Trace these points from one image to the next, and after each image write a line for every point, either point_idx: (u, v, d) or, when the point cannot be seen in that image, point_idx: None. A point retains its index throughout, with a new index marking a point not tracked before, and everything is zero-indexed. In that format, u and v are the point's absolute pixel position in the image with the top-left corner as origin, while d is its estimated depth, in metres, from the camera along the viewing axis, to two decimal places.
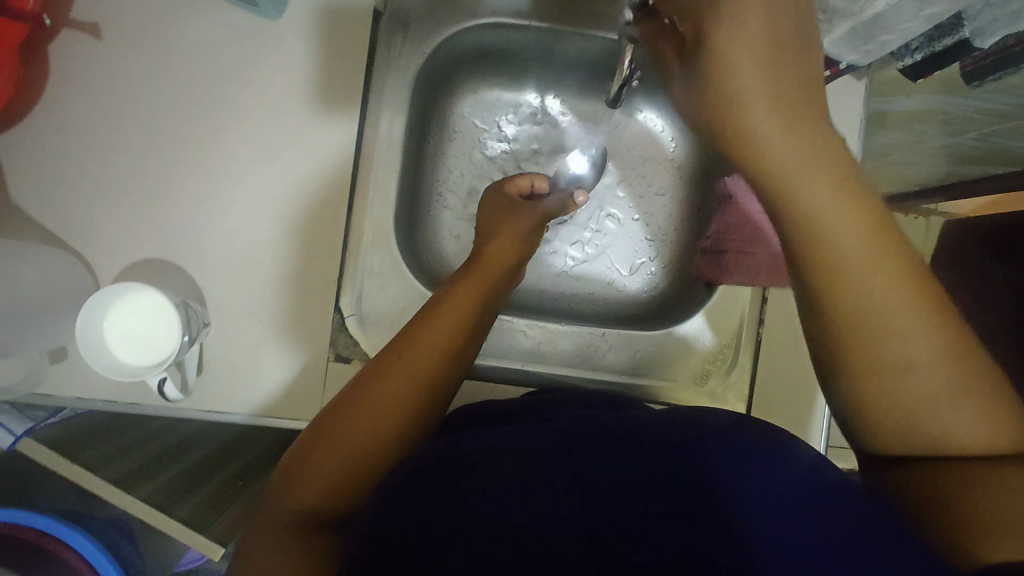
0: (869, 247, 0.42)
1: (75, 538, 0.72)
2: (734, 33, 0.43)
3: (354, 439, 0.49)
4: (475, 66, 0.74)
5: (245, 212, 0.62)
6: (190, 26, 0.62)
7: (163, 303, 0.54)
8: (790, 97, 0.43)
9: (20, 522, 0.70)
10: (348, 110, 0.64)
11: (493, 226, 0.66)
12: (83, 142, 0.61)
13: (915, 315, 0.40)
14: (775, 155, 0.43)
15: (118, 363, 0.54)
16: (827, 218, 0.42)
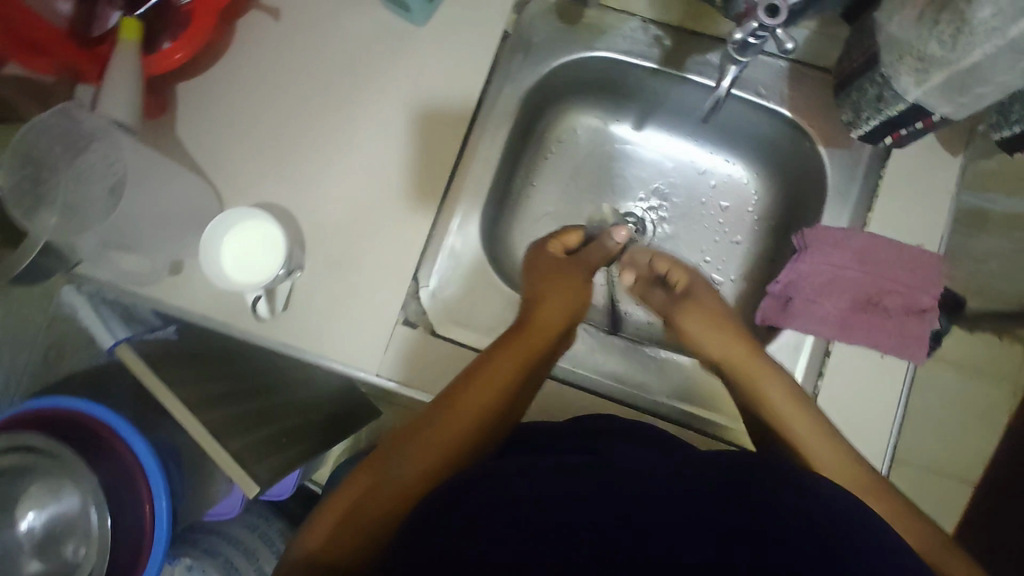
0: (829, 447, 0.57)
1: (132, 438, 0.79)
2: (689, 313, 0.69)
3: (399, 480, 0.55)
4: (580, 95, 0.81)
5: (354, 178, 0.70)
6: (346, 18, 0.73)
7: (277, 236, 0.62)
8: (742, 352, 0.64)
9: (96, 415, 0.80)
10: (461, 109, 0.71)
11: (548, 276, 0.69)
12: (239, 98, 0.72)
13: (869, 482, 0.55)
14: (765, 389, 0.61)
15: (225, 278, 0.61)
16: (784, 414, 0.59)
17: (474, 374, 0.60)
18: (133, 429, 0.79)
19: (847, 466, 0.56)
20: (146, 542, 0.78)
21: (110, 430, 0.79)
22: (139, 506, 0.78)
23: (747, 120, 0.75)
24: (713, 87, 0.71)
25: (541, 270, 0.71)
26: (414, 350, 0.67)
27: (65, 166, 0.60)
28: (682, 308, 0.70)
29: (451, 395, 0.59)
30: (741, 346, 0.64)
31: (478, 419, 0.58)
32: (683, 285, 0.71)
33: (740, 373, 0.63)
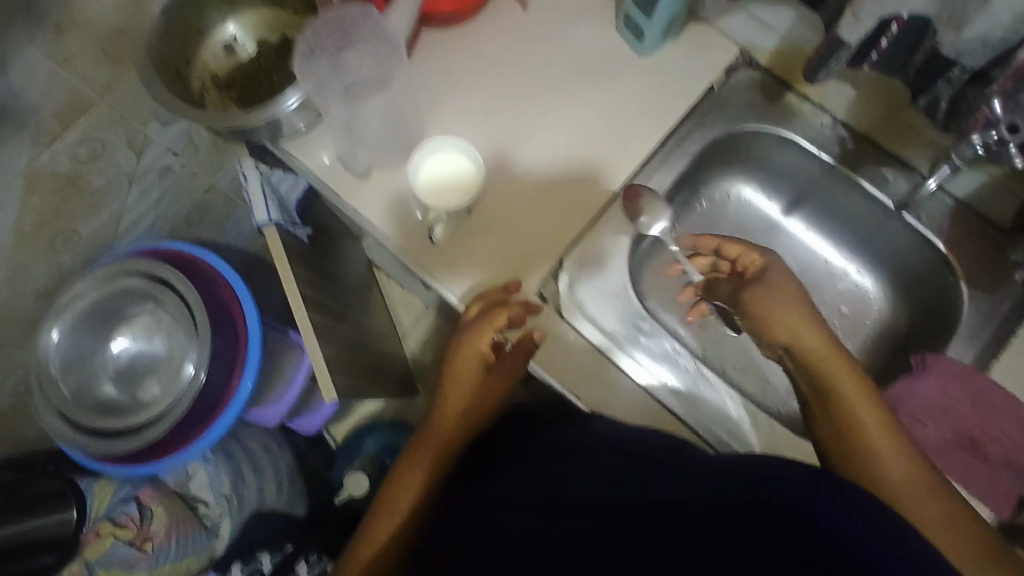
0: (874, 409, 0.56)
1: (222, 270, 0.89)
2: (769, 289, 0.61)
3: (387, 538, 0.64)
4: (745, 167, 0.86)
5: (538, 153, 0.76)
6: (583, 31, 0.80)
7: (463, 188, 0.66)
8: (805, 312, 0.59)
9: (177, 251, 0.89)
10: (650, 136, 0.77)
11: (463, 359, 0.67)
12: (466, 56, 0.79)
13: (898, 450, 0.54)
14: (809, 338, 0.58)
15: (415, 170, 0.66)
16: (835, 374, 0.57)
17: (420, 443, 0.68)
18: (257, 313, 0.88)
19: (884, 427, 0.55)
20: (219, 408, 0.84)
21: (238, 303, 0.88)
22: (230, 375, 0.85)
23: (894, 240, 0.80)
24: (886, 204, 0.76)
25: (470, 321, 0.68)
26: (537, 320, 0.73)
27: (329, 58, 0.67)
28: (750, 294, 0.62)
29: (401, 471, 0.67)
30: (803, 311, 0.59)
31: (431, 471, 0.67)
32: (754, 267, 0.64)
33: (808, 359, 0.58)
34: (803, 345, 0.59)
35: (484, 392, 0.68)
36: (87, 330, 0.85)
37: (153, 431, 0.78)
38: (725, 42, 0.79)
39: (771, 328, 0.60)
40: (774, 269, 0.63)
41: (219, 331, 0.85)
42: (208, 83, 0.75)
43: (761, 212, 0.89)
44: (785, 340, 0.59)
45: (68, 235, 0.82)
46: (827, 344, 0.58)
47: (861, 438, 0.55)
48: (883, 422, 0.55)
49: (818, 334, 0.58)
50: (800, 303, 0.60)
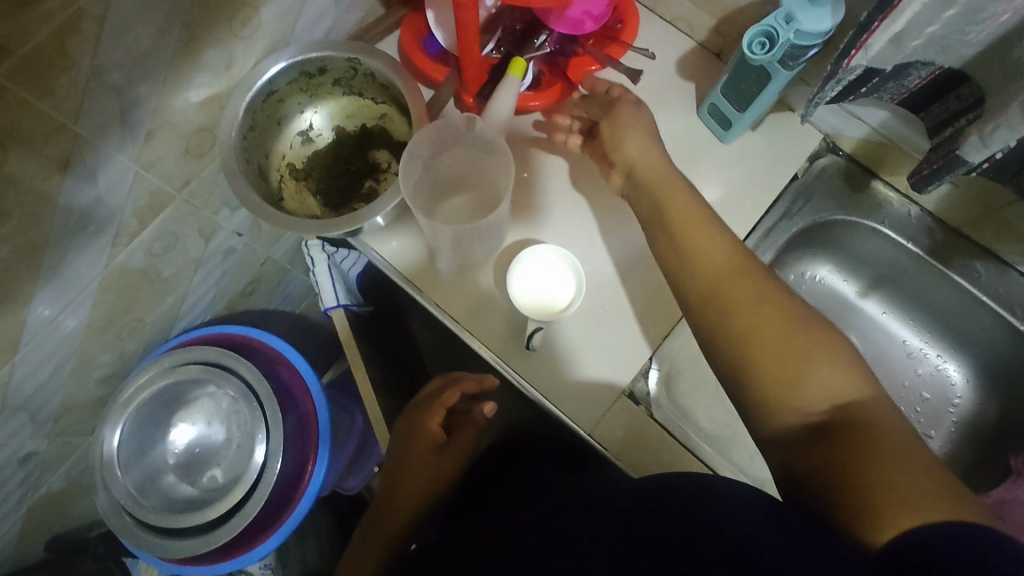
0: (714, 236, 0.55)
1: (290, 354, 0.88)
2: (618, 111, 0.65)
3: None
4: (825, 249, 0.84)
5: None
6: (665, 116, 0.78)
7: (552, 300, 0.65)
8: (636, 116, 0.64)
9: (242, 334, 0.88)
10: (738, 225, 0.75)
11: (417, 433, 0.72)
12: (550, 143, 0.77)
13: (732, 261, 0.53)
14: (632, 152, 0.63)
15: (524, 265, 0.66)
16: (664, 189, 0.59)
17: (386, 497, 0.71)
18: (323, 394, 0.87)
19: (712, 236, 0.55)
20: (294, 496, 0.83)
21: (303, 385, 0.87)
22: (303, 462, 0.84)
23: (983, 329, 0.78)
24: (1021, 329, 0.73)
25: (426, 397, 0.75)
26: (633, 426, 0.68)
27: (425, 160, 0.64)
28: (607, 120, 0.65)
29: (371, 523, 0.71)
30: (619, 112, 0.65)
31: (402, 524, 0.70)
32: (617, 95, 0.67)
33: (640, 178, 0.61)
34: (632, 162, 0.62)
35: (446, 459, 0.72)
36: (151, 420, 0.81)
37: (228, 529, 0.76)
38: (811, 130, 0.78)
39: (616, 143, 0.64)
40: (628, 102, 0.66)
41: (287, 415, 0.84)
42: (286, 172, 0.74)
43: (833, 288, 0.87)
44: (631, 168, 0.63)
45: (135, 321, 0.80)
46: (656, 162, 0.62)
47: (688, 252, 0.55)
48: (707, 235, 0.55)
49: (640, 146, 0.62)
50: (640, 124, 0.64)
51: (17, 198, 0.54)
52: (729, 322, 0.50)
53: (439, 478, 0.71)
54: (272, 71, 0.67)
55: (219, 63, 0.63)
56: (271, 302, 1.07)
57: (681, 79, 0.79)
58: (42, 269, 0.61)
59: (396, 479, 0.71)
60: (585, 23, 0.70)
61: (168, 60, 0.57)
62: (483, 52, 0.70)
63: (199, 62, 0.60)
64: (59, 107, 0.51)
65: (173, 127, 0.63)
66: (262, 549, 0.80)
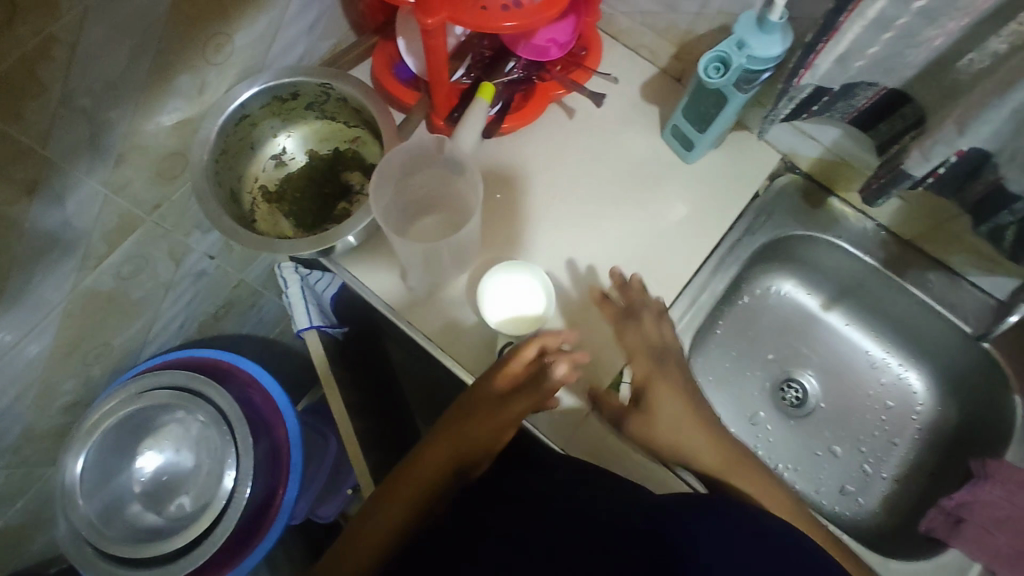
0: (701, 433, 0.65)
1: (262, 377, 0.87)
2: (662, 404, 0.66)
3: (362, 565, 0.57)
4: (787, 265, 0.88)
5: (592, 259, 0.76)
6: (630, 138, 0.82)
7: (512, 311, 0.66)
8: (679, 389, 0.67)
9: (215, 357, 0.87)
10: (703, 242, 0.77)
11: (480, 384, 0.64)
12: (518, 165, 0.79)
13: (724, 455, 0.65)
14: (680, 442, 0.65)
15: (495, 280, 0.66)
16: (707, 454, 0.64)
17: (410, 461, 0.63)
18: (295, 417, 0.86)
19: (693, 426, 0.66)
20: (265, 523, 0.81)
21: (275, 410, 0.86)
22: (274, 488, 0.82)
23: (938, 340, 0.81)
24: (968, 332, 0.78)
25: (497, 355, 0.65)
26: (604, 437, 0.69)
27: (397, 181, 0.66)
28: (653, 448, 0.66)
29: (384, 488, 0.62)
30: (672, 399, 0.66)
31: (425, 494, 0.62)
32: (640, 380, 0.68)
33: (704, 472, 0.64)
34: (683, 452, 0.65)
35: (494, 425, 0.63)
36: (116, 446, 0.79)
37: (194, 557, 0.74)
38: (769, 151, 0.81)
39: (658, 436, 0.65)
40: (662, 370, 0.68)
41: (259, 440, 0.82)
42: (260, 195, 0.75)
43: (799, 300, 0.90)
44: (675, 452, 0.65)
45: (101, 346, 0.78)
46: (679, 416, 0.66)
47: (699, 460, 0.65)
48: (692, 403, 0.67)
49: (676, 425, 0.65)
50: (677, 388, 0.67)
51: None
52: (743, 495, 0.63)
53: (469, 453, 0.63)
54: (244, 96, 0.67)
55: (193, 89, 0.64)
56: (245, 326, 1.06)
57: (645, 102, 0.83)
58: (6, 293, 0.60)
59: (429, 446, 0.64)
60: (550, 50, 0.72)
61: (141, 85, 0.58)
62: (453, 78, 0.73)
63: (172, 87, 0.61)
64: (27, 130, 0.52)
65: (144, 151, 0.63)
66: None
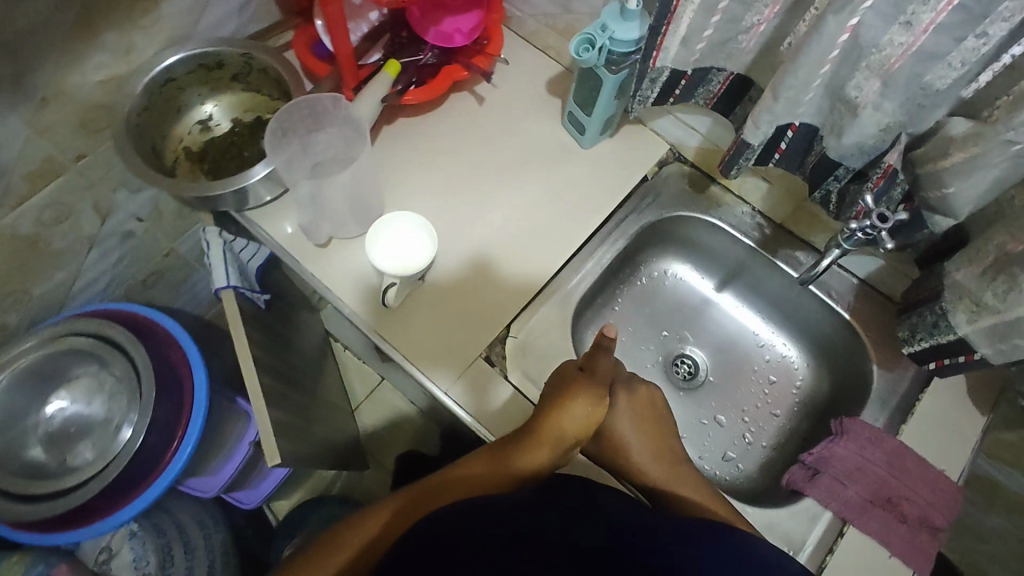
0: (677, 471, 0.72)
1: (177, 332, 0.90)
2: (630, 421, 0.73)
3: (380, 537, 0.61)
4: (678, 248, 0.96)
5: (490, 224, 0.82)
6: (532, 122, 0.90)
7: (395, 244, 0.73)
8: (653, 413, 0.74)
9: (135, 311, 0.90)
10: (592, 216, 0.85)
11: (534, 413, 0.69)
12: (426, 139, 0.86)
13: (694, 484, 0.71)
14: (634, 448, 0.72)
15: (402, 220, 0.73)
16: (662, 477, 0.71)
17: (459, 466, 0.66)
18: (206, 377, 0.88)
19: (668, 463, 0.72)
20: (154, 473, 0.83)
21: (188, 369, 0.88)
22: (169, 442, 0.84)
23: (810, 317, 0.89)
24: (795, 277, 0.85)
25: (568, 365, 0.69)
26: (487, 385, 0.75)
27: (299, 138, 0.73)
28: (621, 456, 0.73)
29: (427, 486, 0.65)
30: (650, 417, 0.74)
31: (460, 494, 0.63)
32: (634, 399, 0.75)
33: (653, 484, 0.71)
34: (639, 461, 0.72)
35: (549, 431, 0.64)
36: (24, 387, 0.82)
37: (80, 495, 0.77)
38: (659, 141, 0.90)
39: (625, 450, 0.72)
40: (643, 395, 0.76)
41: (166, 394, 0.85)
42: (183, 155, 0.81)
43: (693, 280, 0.97)
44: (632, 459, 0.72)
45: (17, 293, 0.82)
46: (653, 447, 0.73)
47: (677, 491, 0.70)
48: (640, 430, 0.72)
49: (644, 442, 0.72)
50: (657, 420, 0.74)
51: None
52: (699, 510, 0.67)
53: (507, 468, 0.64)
54: (169, 62, 0.75)
55: (120, 47, 0.71)
56: (175, 299, 1.10)
57: (549, 94, 0.91)
58: None
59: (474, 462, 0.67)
60: (455, 38, 0.80)
61: (66, 35, 0.64)
62: (366, 56, 0.80)
63: (98, 42, 0.68)
64: None
65: (68, 98, 0.70)
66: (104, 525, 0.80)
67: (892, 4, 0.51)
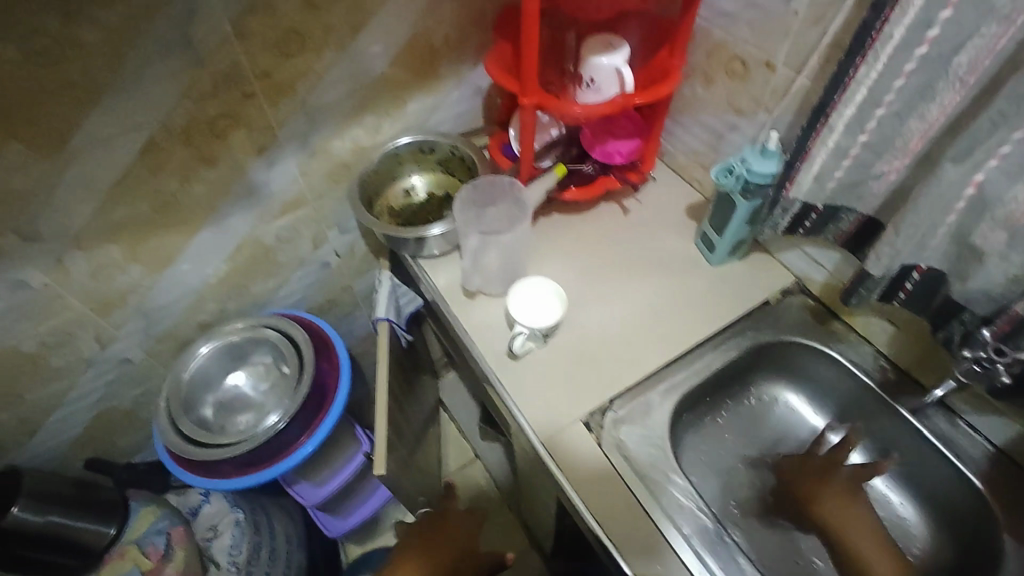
0: (875, 531, 0.76)
1: (335, 342, 1.07)
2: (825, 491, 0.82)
3: None
4: (791, 375, 0.97)
5: (615, 308, 0.93)
6: (668, 235, 1.02)
7: (527, 297, 0.88)
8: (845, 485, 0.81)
9: (311, 318, 1.10)
10: (710, 324, 0.91)
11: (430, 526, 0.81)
12: (574, 232, 1.02)
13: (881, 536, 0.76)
14: (846, 512, 0.78)
15: (545, 287, 0.88)
16: (864, 534, 0.76)
17: None
18: (347, 390, 1.03)
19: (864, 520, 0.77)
20: (279, 457, 0.98)
21: (337, 378, 1.05)
22: (298, 436, 0.99)
23: (934, 477, 0.83)
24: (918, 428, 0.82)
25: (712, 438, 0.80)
26: (581, 445, 0.80)
27: (477, 209, 0.94)
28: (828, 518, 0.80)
29: None
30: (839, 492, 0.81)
31: None
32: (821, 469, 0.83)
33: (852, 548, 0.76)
34: (853, 518, 0.78)
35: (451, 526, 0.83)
36: (224, 357, 1.04)
37: (223, 452, 0.94)
38: (784, 272, 0.97)
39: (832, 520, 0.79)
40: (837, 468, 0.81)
41: (313, 395, 1.01)
42: (386, 210, 1.04)
43: (803, 411, 0.96)
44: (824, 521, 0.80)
45: (241, 287, 1.07)
46: (850, 514, 0.78)
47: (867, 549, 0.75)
48: (842, 504, 0.79)
49: (846, 510, 0.78)
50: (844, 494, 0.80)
51: (226, 158, 0.87)
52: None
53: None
54: (401, 143, 1.01)
55: (373, 127, 0.98)
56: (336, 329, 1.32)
57: (687, 217, 1.04)
58: (213, 213, 0.92)
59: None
60: (615, 157, 0.97)
61: (342, 111, 0.93)
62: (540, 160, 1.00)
63: (359, 121, 0.96)
64: (274, 114, 0.86)
65: (327, 155, 0.97)
66: (228, 484, 0.95)
67: (1013, 164, 0.57)
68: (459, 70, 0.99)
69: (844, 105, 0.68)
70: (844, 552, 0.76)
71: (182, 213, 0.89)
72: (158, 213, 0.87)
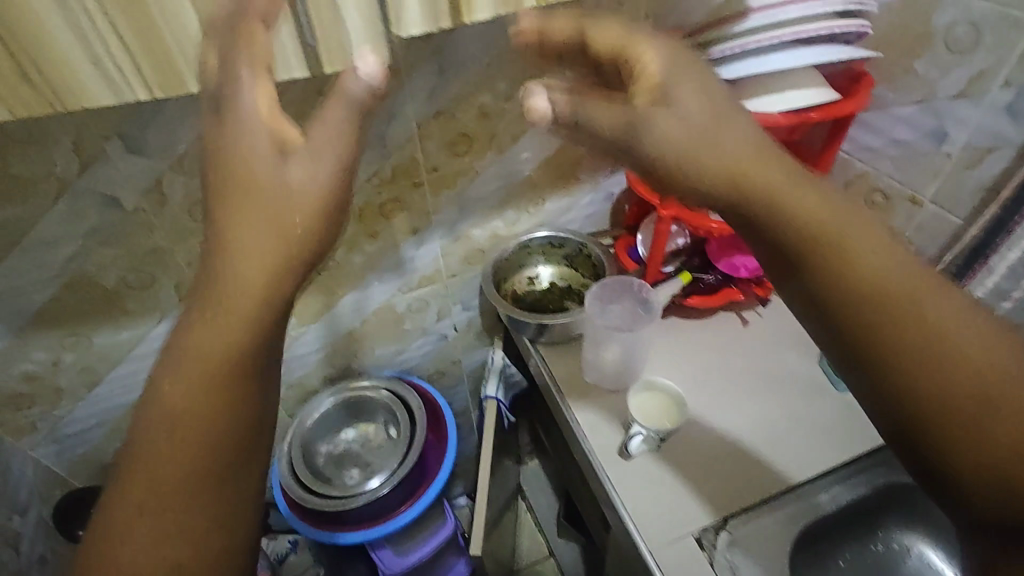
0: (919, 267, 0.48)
1: (444, 414, 1.12)
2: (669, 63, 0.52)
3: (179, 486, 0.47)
4: (925, 525, 0.88)
5: (733, 420, 0.91)
6: (791, 353, 0.99)
7: (645, 398, 0.90)
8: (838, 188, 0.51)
9: (424, 387, 1.15)
10: (838, 453, 0.86)
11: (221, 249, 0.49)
12: (693, 339, 1.03)
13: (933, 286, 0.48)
14: (864, 256, 0.48)
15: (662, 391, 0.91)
16: (901, 283, 0.48)
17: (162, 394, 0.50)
18: (448, 468, 1.06)
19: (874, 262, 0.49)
20: (377, 522, 1.01)
21: (441, 452, 1.08)
22: (398, 505, 1.02)
23: None
24: None
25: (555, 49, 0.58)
26: (692, 564, 0.77)
27: (601, 304, 0.98)
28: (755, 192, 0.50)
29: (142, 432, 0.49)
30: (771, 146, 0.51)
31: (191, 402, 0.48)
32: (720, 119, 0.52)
33: (873, 296, 0.48)
34: (859, 260, 0.48)
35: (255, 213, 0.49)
36: (343, 411, 1.11)
37: (330, 505, 0.98)
38: None
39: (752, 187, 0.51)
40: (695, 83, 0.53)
41: (418, 466, 1.04)
42: (510, 294, 1.11)
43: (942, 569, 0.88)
44: (866, 272, 0.48)
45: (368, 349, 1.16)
46: (877, 279, 0.48)
47: (918, 331, 0.47)
48: (814, 203, 0.49)
49: (867, 241, 0.49)
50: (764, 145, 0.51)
51: (386, 235, 0.98)
52: (968, 351, 0.46)
53: (249, 304, 0.46)
54: (534, 236, 1.09)
55: (511, 219, 1.08)
56: None
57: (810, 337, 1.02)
58: (363, 280, 1.03)
59: (123, 481, 0.46)
60: (741, 270, 0.99)
61: (488, 204, 1.03)
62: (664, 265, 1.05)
63: (501, 213, 1.06)
64: (433, 202, 0.98)
65: (468, 240, 1.07)
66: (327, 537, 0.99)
67: None
68: (595, 177, 1.07)
69: (1009, 249, 0.72)
70: (850, 320, 0.49)
71: (338, 277, 1.01)
72: (320, 275, 0.99)
